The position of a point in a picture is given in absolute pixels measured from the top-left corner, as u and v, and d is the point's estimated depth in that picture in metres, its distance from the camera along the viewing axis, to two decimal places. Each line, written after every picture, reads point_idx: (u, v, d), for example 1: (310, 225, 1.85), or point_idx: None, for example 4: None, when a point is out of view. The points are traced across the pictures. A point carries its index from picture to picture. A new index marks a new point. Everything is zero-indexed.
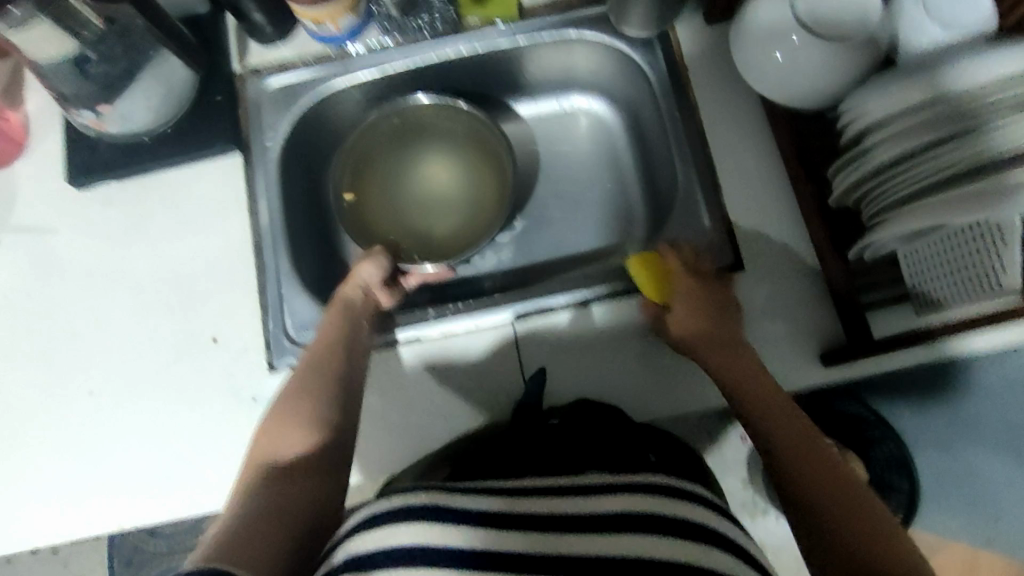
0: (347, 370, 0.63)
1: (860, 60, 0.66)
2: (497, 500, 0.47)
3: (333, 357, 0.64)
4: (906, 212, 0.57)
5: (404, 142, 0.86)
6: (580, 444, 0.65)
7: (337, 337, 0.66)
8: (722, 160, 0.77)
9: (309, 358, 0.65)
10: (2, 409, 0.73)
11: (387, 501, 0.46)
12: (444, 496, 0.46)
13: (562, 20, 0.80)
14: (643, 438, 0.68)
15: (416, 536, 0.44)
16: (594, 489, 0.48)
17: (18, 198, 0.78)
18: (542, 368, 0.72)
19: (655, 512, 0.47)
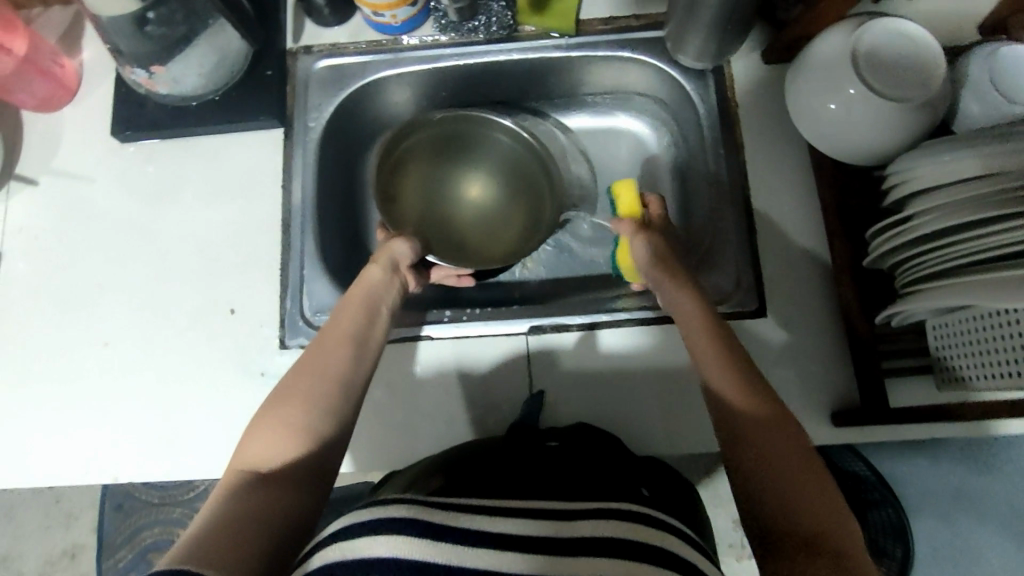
0: (356, 360, 0.61)
1: (916, 122, 0.65)
2: (482, 518, 0.46)
3: (343, 343, 0.61)
4: (941, 289, 0.56)
5: (447, 150, 0.88)
6: (581, 465, 0.62)
7: (351, 321, 0.64)
8: (761, 202, 0.76)
9: (320, 338, 0.62)
10: (18, 346, 0.75)
11: (372, 511, 0.46)
12: (427, 510, 0.46)
13: (618, 40, 0.80)
14: (640, 473, 0.66)
15: (393, 548, 0.43)
16: (583, 514, 0.48)
17: (63, 143, 0.80)
18: (540, 389, 0.72)
19: (644, 541, 0.46)
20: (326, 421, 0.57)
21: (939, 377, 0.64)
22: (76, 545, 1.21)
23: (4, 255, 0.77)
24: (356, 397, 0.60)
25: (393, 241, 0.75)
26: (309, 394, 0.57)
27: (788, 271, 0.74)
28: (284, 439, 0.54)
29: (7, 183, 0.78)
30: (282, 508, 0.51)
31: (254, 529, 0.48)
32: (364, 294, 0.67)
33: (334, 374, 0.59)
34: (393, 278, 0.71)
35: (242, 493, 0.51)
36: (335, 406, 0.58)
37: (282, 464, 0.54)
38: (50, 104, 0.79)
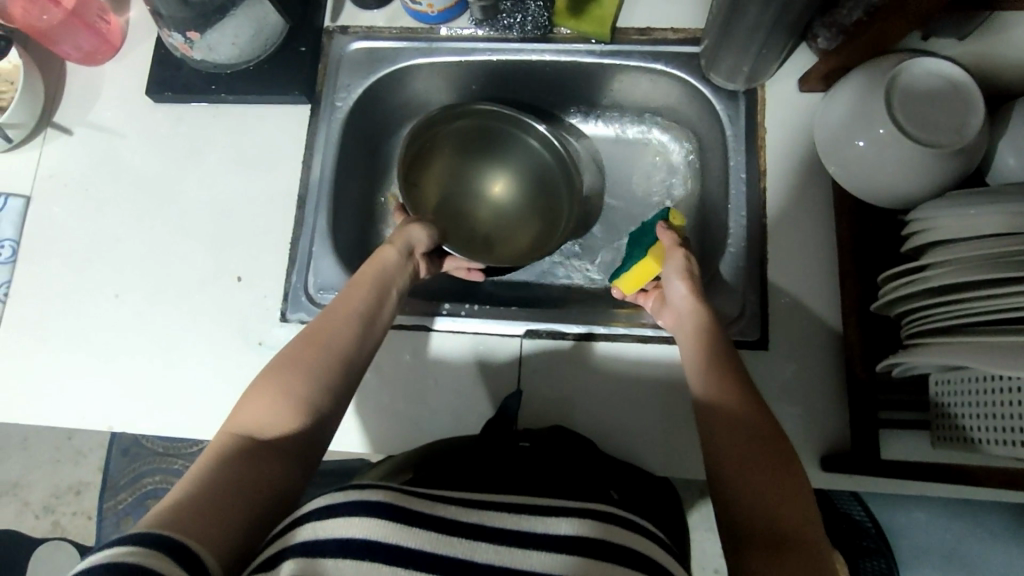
0: (361, 337, 0.62)
1: (945, 170, 0.62)
2: (456, 509, 0.47)
3: (351, 318, 0.62)
4: (950, 344, 0.54)
5: (473, 144, 0.88)
6: (549, 466, 0.62)
7: (360, 296, 0.64)
8: (778, 233, 0.74)
9: (327, 310, 0.62)
10: (36, 289, 0.77)
11: (348, 493, 0.46)
12: (404, 496, 0.46)
13: (652, 51, 0.79)
14: (610, 475, 0.66)
15: (368, 531, 0.44)
16: (548, 510, 0.48)
17: (101, 97, 0.82)
18: (520, 389, 0.72)
19: (607, 539, 0.46)
20: (324, 395, 0.57)
21: (936, 434, 0.60)
22: (81, 483, 1.26)
23: (33, 198, 0.80)
24: (355, 373, 0.60)
25: (415, 225, 0.75)
26: (310, 364, 0.57)
27: (795, 306, 0.72)
28: (281, 407, 0.54)
29: (44, 130, 0.81)
30: (270, 478, 0.51)
31: (240, 496, 0.49)
32: (377, 273, 0.67)
33: (338, 348, 0.59)
34: (408, 261, 0.72)
35: (231, 459, 0.51)
36: (335, 381, 0.58)
37: (275, 433, 0.54)
38: (93, 58, 0.82)
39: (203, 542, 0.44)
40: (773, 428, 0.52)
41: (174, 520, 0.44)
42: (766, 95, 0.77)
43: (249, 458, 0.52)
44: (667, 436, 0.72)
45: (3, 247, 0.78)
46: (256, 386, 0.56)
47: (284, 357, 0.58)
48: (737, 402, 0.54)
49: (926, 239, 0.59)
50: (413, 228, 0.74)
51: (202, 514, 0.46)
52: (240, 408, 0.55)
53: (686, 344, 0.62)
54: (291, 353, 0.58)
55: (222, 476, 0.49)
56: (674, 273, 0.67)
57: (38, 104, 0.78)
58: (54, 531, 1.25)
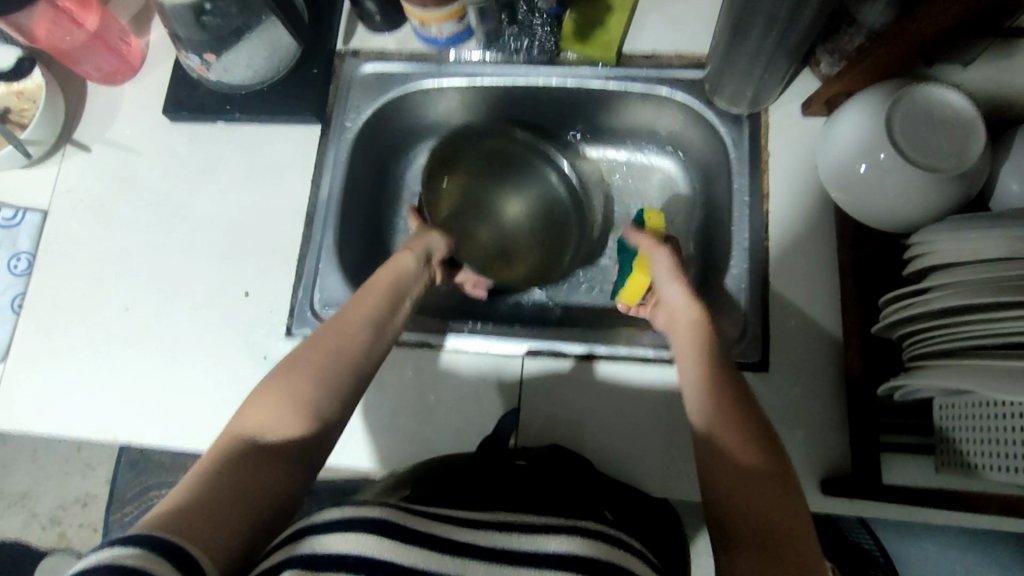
0: (374, 343, 0.63)
1: (945, 196, 0.63)
2: (452, 529, 0.47)
3: (363, 323, 0.63)
4: (952, 368, 0.54)
5: (487, 165, 0.90)
6: (545, 483, 0.62)
7: (372, 302, 0.65)
8: (781, 255, 0.74)
9: (339, 314, 0.63)
10: (49, 300, 0.79)
11: (346, 509, 0.46)
12: (402, 514, 0.47)
13: (657, 76, 0.80)
14: (605, 494, 0.66)
15: (364, 547, 0.44)
16: (539, 529, 0.48)
17: (120, 116, 0.84)
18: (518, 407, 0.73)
19: (599, 558, 0.46)
20: (331, 396, 0.58)
21: (939, 459, 0.60)
22: (88, 495, 1.27)
23: (50, 213, 0.82)
24: (364, 377, 0.61)
25: (428, 233, 0.77)
26: (320, 367, 0.58)
27: (798, 329, 0.72)
28: (289, 410, 0.55)
29: (63, 146, 0.83)
30: (274, 480, 0.52)
31: (244, 498, 0.49)
32: (392, 278, 0.68)
33: (348, 353, 0.60)
34: (424, 269, 0.73)
35: (234, 461, 0.52)
36: (345, 385, 0.59)
37: (281, 434, 0.54)
38: (113, 78, 0.85)
39: (203, 546, 0.45)
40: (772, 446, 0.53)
41: (174, 521, 0.45)
42: (770, 119, 0.78)
43: (255, 459, 0.52)
44: (666, 458, 0.71)
45: (20, 259, 0.80)
46: (267, 384, 0.57)
47: (293, 359, 0.59)
48: (738, 415, 0.54)
49: (927, 264, 0.59)
50: (429, 236, 0.77)
51: (202, 515, 0.46)
52: (246, 407, 0.56)
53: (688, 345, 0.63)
54: (300, 355, 0.59)
55: (224, 479, 0.50)
56: (666, 274, 0.70)
57: (58, 121, 0.81)
58: (60, 542, 1.26)
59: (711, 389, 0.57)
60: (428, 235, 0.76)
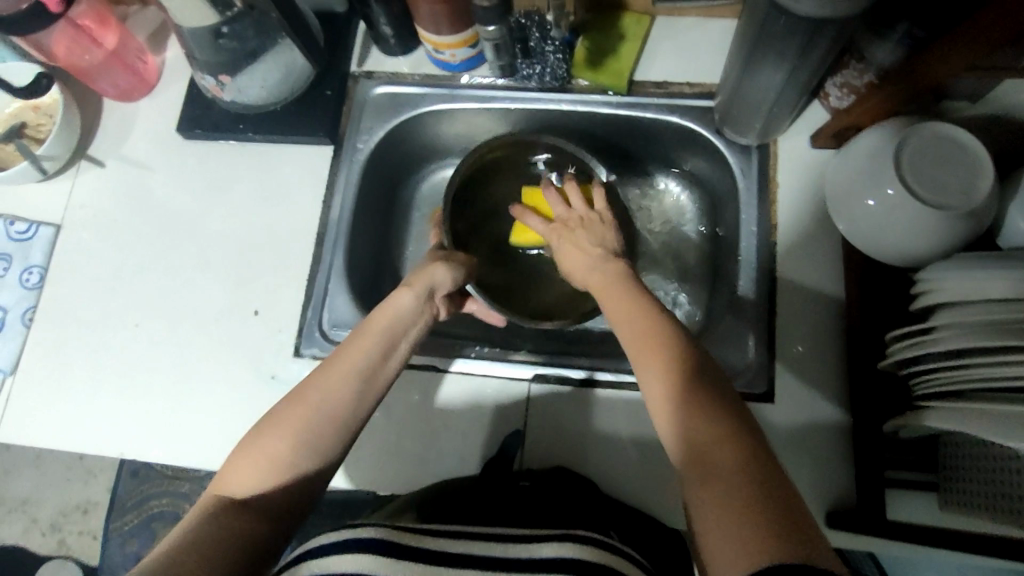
0: (360, 397, 0.58)
1: (954, 234, 0.63)
2: (447, 542, 0.48)
3: (348, 378, 0.58)
4: (954, 411, 0.54)
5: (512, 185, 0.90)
6: (548, 504, 0.63)
7: (363, 351, 0.60)
8: (788, 286, 0.75)
9: (325, 364, 0.59)
10: (59, 315, 0.80)
11: (347, 532, 0.48)
12: (399, 533, 0.48)
13: (668, 104, 0.81)
14: (611, 517, 0.66)
15: (359, 565, 0.45)
16: (532, 537, 0.49)
17: (135, 132, 0.85)
18: (520, 432, 0.74)
19: (590, 559, 0.46)
20: (312, 459, 0.55)
21: (942, 497, 0.62)
22: (89, 503, 1.27)
23: (63, 228, 0.83)
24: (351, 434, 0.57)
25: (435, 265, 0.71)
26: (299, 426, 0.55)
27: (805, 360, 0.72)
28: (268, 468, 0.53)
29: (77, 162, 0.84)
30: (250, 538, 0.50)
31: (221, 551, 0.48)
32: (387, 321, 0.63)
33: (331, 411, 0.56)
34: (425, 307, 0.68)
35: (217, 514, 0.51)
36: (326, 444, 0.55)
37: (258, 493, 0.53)
38: (128, 95, 0.85)
39: None
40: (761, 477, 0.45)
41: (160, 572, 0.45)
42: (779, 150, 0.78)
43: (233, 515, 0.51)
44: (670, 488, 0.71)
45: (32, 273, 0.81)
46: (246, 445, 0.56)
47: (275, 414, 0.56)
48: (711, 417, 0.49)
49: (930, 300, 0.60)
50: (431, 271, 0.70)
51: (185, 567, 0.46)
52: (233, 460, 0.55)
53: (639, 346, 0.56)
54: (281, 411, 0.56)
55: (205, 530, 0.50)
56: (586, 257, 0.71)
57: (73, 137, 0.82)
58: (60, 550, 1.26)
59: (683, 403, 0.50)
60: (432, 269, 0.70)
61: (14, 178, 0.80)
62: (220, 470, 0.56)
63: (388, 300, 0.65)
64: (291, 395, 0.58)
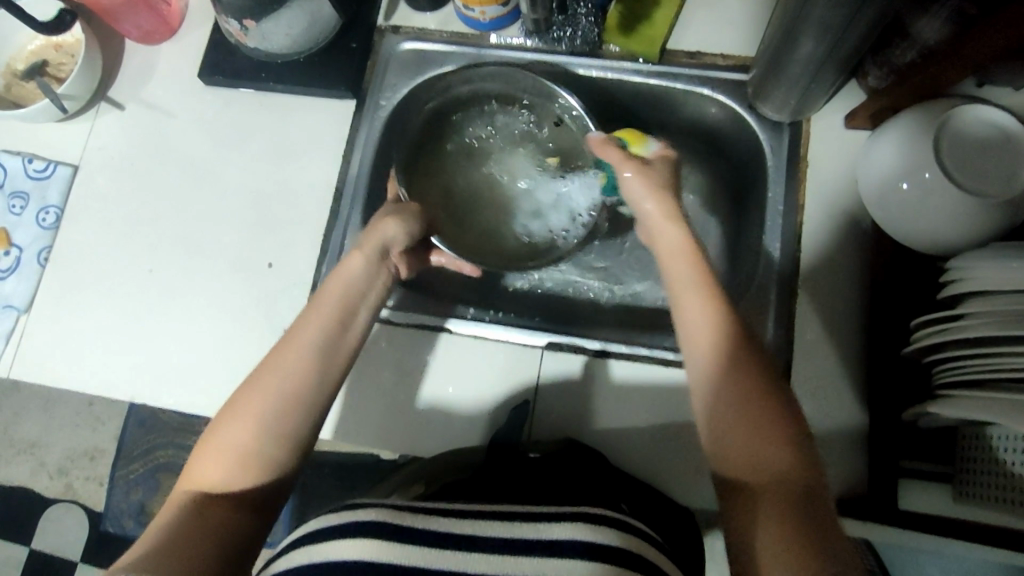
0: (319, 372, 0.57)
1: (990, 222, 0.61)
2: (447, 521, 0.48)
3: (305, 354, 0.57)
4: (976, 399, 0.53)
5: (495, 142, 0.89)
6: (556, 477, 0.63)
7: (318, 324, 0.59)
8: (811, 267, 0.73)
9: (280, 344, 0.58)
10: (74, 255, 0.80)
11: (346, 513, 0.48)
12: (397, 513, 0.48)
13: (699, 75, 0.79)
14: (620, 488, 0.65)
15: (358, 550, 0.45)
16: (540, 515, 0.48)
17: (155, 76, 0.84)
18: (527, 403, 0.73)
19: (601, 540, 0.46)
20: (284, 447, 0.54)
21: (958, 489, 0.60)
22: (97, 449, 1.28)
23: (80, 168, 0.82)
24: (319, 412, 0.56)
25: (382, 223, 0.69)
26: (257, 412, 0.54)
27: (823, 344, 0.71)
28: (234, 459, 0.52)
29: (97, 103, 0.83)
30: (228, 530, 0.50)
31: (213, 541, 0.49)
32: (343, 287, 0.62)
33: (288, 389, 0.55)
34: (378, 270, 0.66)
35: (195, 507, 0.51)
36: (290, 428, 0.54)
37: (234, 484, 0.52)
38: (151, 37, 0.84)
39: None
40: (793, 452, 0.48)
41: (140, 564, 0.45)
42: (812, 129, 0.76)
43: (208, 507, 0.51)
44: (677, 464, 0.70)
45: (48, 213, 0.81)
46: (209, 437, 0.54)
47: (237, 400, 0.55)
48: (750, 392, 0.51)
49: (958, 289, 0.58)
50: (378, 229, 0.68)
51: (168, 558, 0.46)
52: (198, 452, 0.54)
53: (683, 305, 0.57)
54: (244, 394, 0.55)
55: (185, 526, 0.49)
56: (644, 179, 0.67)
57: (94, 78, 0.81)
58: (66, 494, 1.27)
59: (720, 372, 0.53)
60: (378, 227, 0.68)
61: (35, 116, 0.80)
62: (188, 461, 0.55)
63: (339, 267, 0.63)
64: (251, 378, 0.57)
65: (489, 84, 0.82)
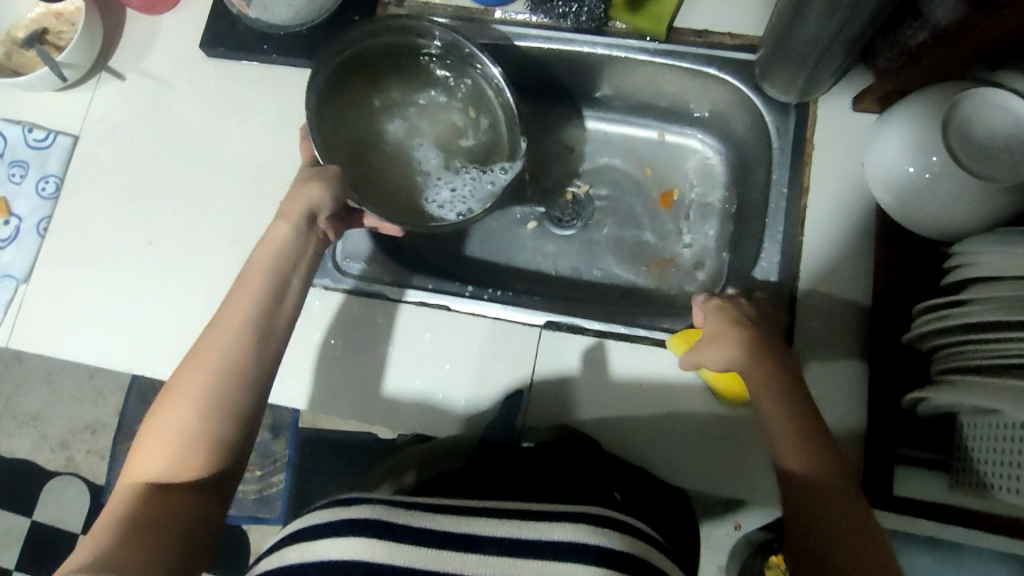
0: (253, 346, 0.58)
1: (1000, 206, 0.60)
2: (443, 519, 0.47)
3: (237, 332, 0.58)
4: (978, 384, 0.52)
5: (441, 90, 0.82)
6: (540, 469, 0.62)
7: (251, 299, 0.60)
8: (815, 250, 0.72)
9: (211, 325, 0.59)
10: (74, 225, 0.79)
11: (342, 512, 0.47)
12: (392, 511, 0.47)
13: (706, 55, 0.78)
14: (613, 475, 0.65)
15: (353, 550, 0.45)
16: (539, 516, 0.47)
17: (156, 46, 0.83)
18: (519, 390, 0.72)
19: (602, 543, 0.45)
20: (230, 424, 0.55)
21: (956, 477, 0.60)
22: (98, 423, 1.29)
23: (81, 138, 0.82)
24: (259, 382, 0.58)
25: (305, 186, 0.64)
26: (195, 394, 0.55)
27: (826, 328, 0.70)
28: (180, 442, 0.54)
29: (98, 73, 0.83)
30: (190, 509, 0.52)
31: (175, 518, 0.51)
32: (271, 259, 0.62)
33: (226, 366, 0.56)
34: (307, 238, 0.64)
35: (149, 488, 0.53)
36: (230, 404, 0.56)
37: (185, 463, 0.54)
38: (152, 7, 0.83)
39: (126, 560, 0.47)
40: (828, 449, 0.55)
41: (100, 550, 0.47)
42: (819, 111, 0.75)
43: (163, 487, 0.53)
44: (673, 447, 0.70)
45: (48, 182, 0.80)
46: (150, 423, 0.56)
47: (175, 385, 0.56)
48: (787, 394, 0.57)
49: (966, 275, 0.57)
50: (305, 191, 0.64)
51: (129, 540, 0.48)
52: (142, 442, 0.55)
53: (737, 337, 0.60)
54: (181, 378, 0.56)
55: (141, 508, 0.51)
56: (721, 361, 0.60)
57: (95, 47, 0.80)
58: (68, 466, 1.28)
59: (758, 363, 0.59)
60: (303, 190, 0.64)
61: (34, 84, 0.79)
62: (132, 452, 0.55)
63: (266, 237, 0.63)
64: (186, 363, 0.58)
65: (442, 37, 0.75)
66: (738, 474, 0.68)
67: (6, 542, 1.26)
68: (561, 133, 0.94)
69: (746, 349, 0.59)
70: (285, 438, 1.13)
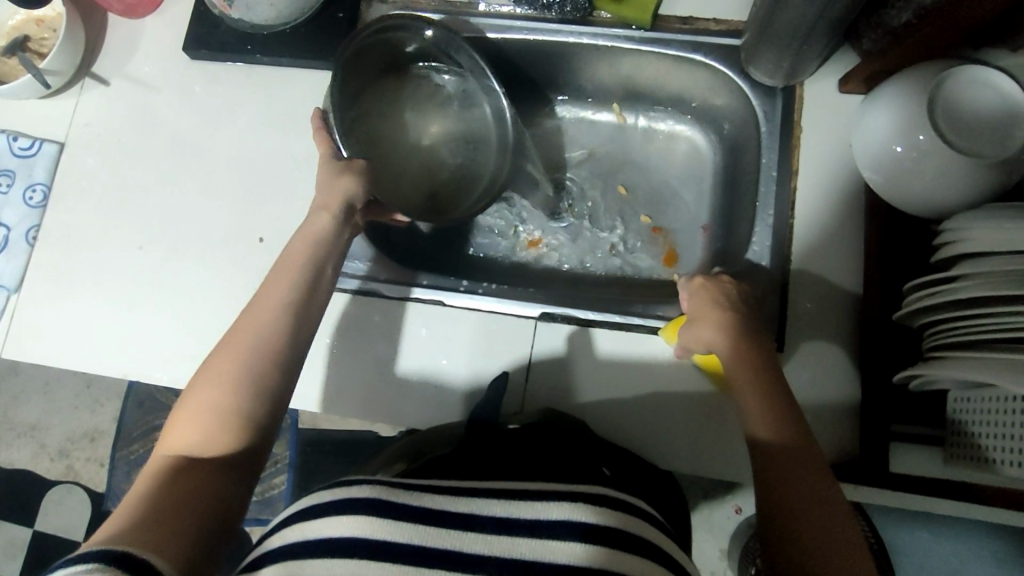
0: (291, 330, 0.58)
1: (984, 183, 0.60)
2: (444, 498, 0.47)
3: (276, 313, 0.58)
4: (972, 360, 0.53)
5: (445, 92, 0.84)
6: (527, 449, 0.61)
7: (288, 282, 0.60)
8: (805, 233, 0.72)
9: (249, 304, 0.59)
10: (64, 231, 0.79)
11: (343, 491, 0.47)
12: (392, 490, 0.47)
13: (691, 41, 0.78)
14: (601, 452, 0.65)
15: (350, 529, 0.44)
16: (540, 495, 0.46)
17: (139, 49, 0.83)
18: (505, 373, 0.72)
19: (597, 523, 0.45)
20: (264, 407, 0.55)
21: (949, 452, 0.60)
22: (97, 430, 1.29)
23: (66, 145, 0.81)
24: (292, 367, 0.57)
25: (340, 179, 0.66)
26: (233, 374, 0.55)
27: (819, 310, 0.70)
28: (217, 421, 0.53)
29: (82, 79, 0.82)
30: (213, 487, 0.51)
31: (200, 499, 0.50)
32: (312, 245, 0.63)
33: (262, 345, 0.56)
34: (343, 228, 0.66)
35: (179, 466, 0.51)
36: (266, 387, 0.55)
37: (217, 444, 0.53)
38: (134, 11, 0.83)
39: (157, 534, 0.45)
40: (802, 434, 0.55)
41: (130, 523, 0.45)
42: (805, 94, 0.75)
43: (193, 467, 0.52)
44: (668, 433, 0.70)
45: (35, 191, 0.80)
46: (187, 401, 0.55)
47: (210, 364, 0.56)
48: (766, 385, 0.57)
49: (954, 251, 0.57)
50: (339, 184, 0.66)
51: (158, 515, 0.47)
52: (177, 417, 0.55)
53: (719, 315, 0.62)
54: (217, 358, 0.56)
55: (171, 485, 0.50)
56: (693, 338, 0.63)
57: (77, 53, 0.80)
58: (67, 475, 1.28)
59: (740, 344, 0.60)
60: (340, 182, 0.66)
61: (17, 92, 0.78)
62: (165, 428, 0.55)
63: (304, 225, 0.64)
64: (224, 341, 0.58)
65: (436, 40, 0.76)
66: (737, 458, 0.68)
67: (9, 553, 1.26)
68: (549, 125, 0.95)
69: (722, 338, 0.60)
70: (285, 438, 1.15)
